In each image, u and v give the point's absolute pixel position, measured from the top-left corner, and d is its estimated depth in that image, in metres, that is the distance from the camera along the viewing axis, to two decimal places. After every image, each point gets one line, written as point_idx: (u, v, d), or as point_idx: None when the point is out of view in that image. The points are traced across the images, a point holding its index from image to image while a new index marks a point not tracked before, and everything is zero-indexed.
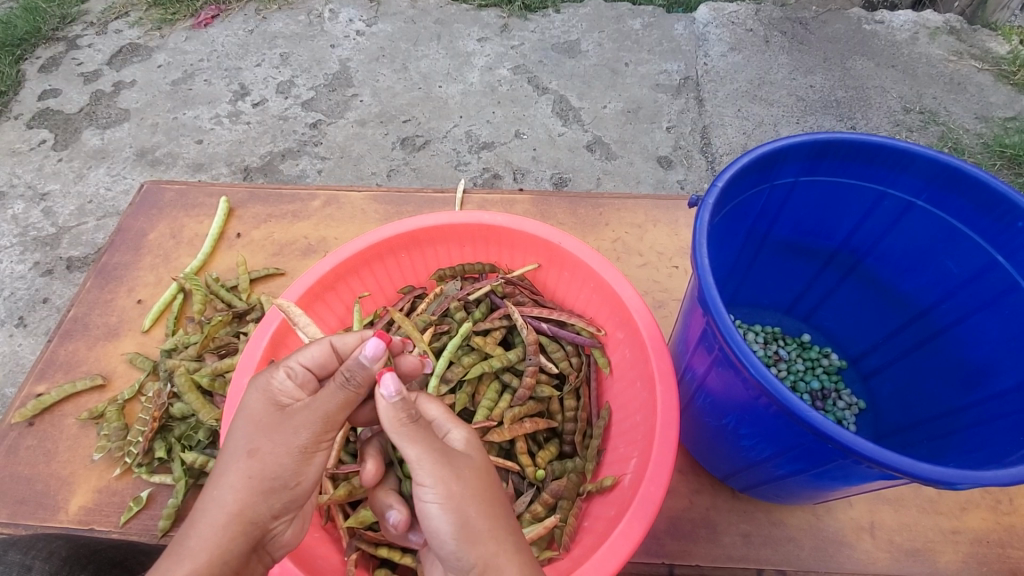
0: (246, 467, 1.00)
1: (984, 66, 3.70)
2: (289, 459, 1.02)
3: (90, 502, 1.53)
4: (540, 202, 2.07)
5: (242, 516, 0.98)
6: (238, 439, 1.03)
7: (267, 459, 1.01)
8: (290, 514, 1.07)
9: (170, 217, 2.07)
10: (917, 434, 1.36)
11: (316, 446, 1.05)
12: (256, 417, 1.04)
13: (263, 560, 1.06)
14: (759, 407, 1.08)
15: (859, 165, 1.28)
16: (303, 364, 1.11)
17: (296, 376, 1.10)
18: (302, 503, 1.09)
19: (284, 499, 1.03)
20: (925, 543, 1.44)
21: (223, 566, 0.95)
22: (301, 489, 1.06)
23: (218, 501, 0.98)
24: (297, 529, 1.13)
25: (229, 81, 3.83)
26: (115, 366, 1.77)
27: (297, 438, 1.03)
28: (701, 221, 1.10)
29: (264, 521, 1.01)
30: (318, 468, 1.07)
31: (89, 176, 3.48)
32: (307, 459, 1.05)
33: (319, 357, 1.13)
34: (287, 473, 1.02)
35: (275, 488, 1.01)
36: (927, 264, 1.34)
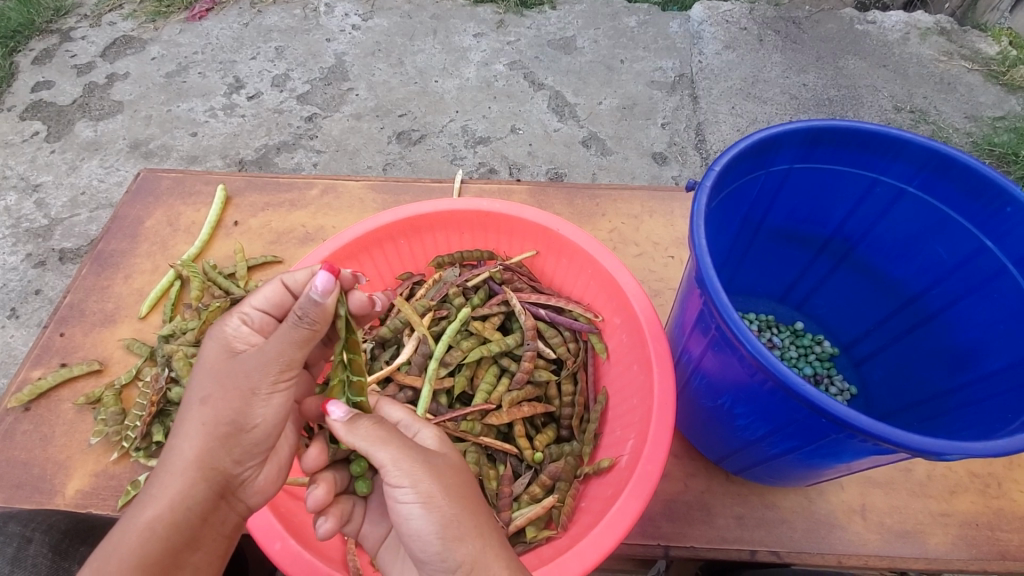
0: (202, 415, 1.05)
1: (974, 66, 3.75)
2: (241, 404, 1.06)
3: (87, 486, 1.53)
4: (538, 193, 2.08)
5: (199, 459, 1.04)
6: (196, 389, 1.08)
7: (220, 405, 1.05)
8: (255, 460, 1.11)
9: (167, 205, 2.07)
10: (908, 417, 1.39)
11: (268, 388, 1.07)
12: (212, 365, 1.10)
13: (238, 506, 1.11)
14: (755, 385, 1.11)
15: (853, 152, 1.30)
16: (258, 308, 1.17)
17: (251, 320, 1.16)
18: (266, 449, 1.13)
19: (243, 445, 1.08)
20: (915, 525, 1.47)
21: (186, 511, 1.03)
22: (261, 433, 1.09)
23: (178, 451, 1.05)
24: (272, 473, 1.17)
25: (223, 73, 3.81)
26: (111, 352, 1.77)
27: (245, 380, 1.06)
28: (699, 204, 1.12)
29: (225, 467, 1.07)
30: (276, 411, 1.10)
31: (81, 168, 3.46)
32: (259, 401, 1.07)
33: (273, 299, 1.19)
34: (240, 418, 1.06)
35: (230, 434, 1.06)
36: (918, 250, 1.37)
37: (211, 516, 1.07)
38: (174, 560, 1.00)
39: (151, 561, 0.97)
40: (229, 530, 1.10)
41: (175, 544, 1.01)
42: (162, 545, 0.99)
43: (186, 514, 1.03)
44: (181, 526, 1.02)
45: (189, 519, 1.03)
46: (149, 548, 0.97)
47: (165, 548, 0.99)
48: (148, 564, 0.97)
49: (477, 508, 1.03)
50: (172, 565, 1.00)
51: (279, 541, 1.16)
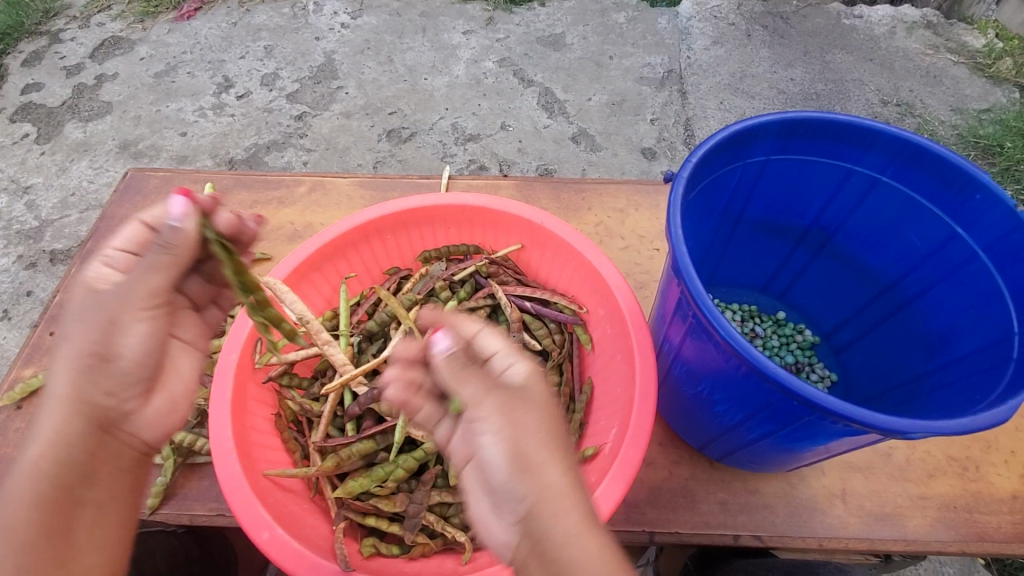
0: (70, 352, 1.10)
1: (959, 59, 3.80)
2: (100, 334, 1.10)
3: None
4: (525, 188, 2.10)
5: (74, 393, 1.09)
6: (63, 328, 1.12)
7: (82, 337, 1.10)
8: (135, 393, 1.16)
9: (155, 204, 2.07)
10: (886, 402, 1.42)
11: (128, 316, 1.11)
12: (76, 306, 1.13)
13: (131, 441, 1.16)
14: (732, 370, 1.13)
15: (827, 143, 1.33)
16: (121, 250, 1.16)
17: (113, 263, 1.15)
18: (144, 382, 1.17)
19: (114, 378, 1.13)
20: (894, 508, 1.51)
21: (70, 448, 1.09)
22: (131, 364, 1.14)
23: (52, 389, 1.10)
24: (163, 407, 1.21)
25: (213, 73, 3.81)
26: None
27: (105, 309, 1.10)
28: (675, 195, 1.15)
29: (99, 401, 1.11)
30: (141, 340, 1.14)
31: (71, 169, 3.45)
32: (121, 330, 1.11)
33: (137, 239, 1.16)
34: (102, 347, 1.10)
35: (96, 366, 1.10)
36: (893, 239, 1.40)
37: (101, 451, 1.12)
38: (71, 495, 1.08)
39: (48, 498, 1.06)
40: (131, 463, 1.17)
41: (68, 480, 1.08)
42: (55, 483, 1.07)
43: (72, 450, 1.09)
44: (71, 462, 1.08)
45: (77, 457, 1.09)
46: (39, 485, 1.06)
47: (58, 485, 1.07)
48: (44, 501, 1.05)
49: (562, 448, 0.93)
50: (73, 500, 1.08)
51: (267, 530, 1.15)
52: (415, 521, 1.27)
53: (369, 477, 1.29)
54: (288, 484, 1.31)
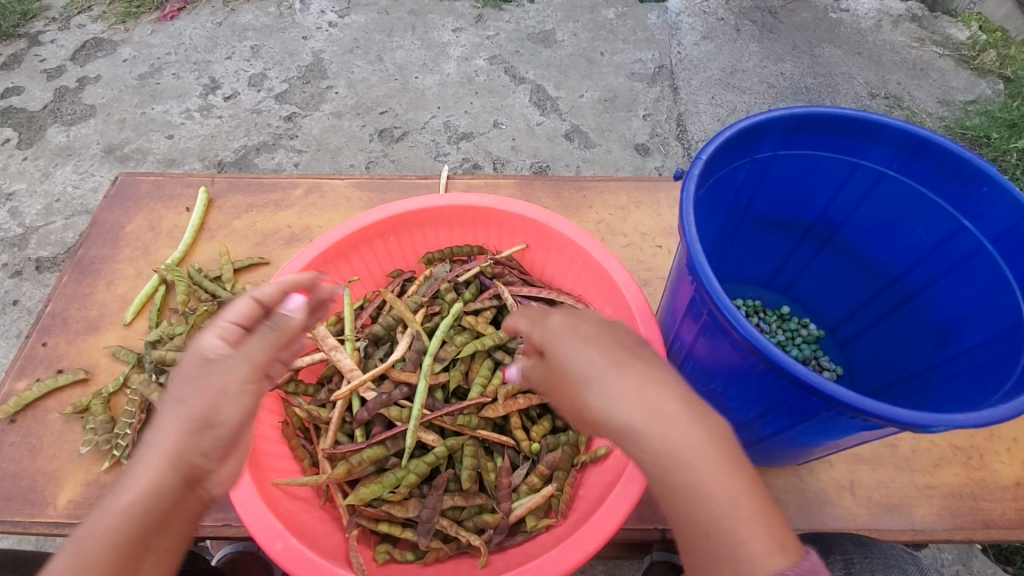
0: (173, 412, 1.02)
1: (944, 52, 3.84)
2: (212, 399, 1.03)
3: (79, 496, 1.50)
4: (524, 186, 2.08)
5: (173, 451, 0.99)
6: (172, 390, 1.06)
7: (196, 401, 1.03)
8: (224, 457, 1.05)
9: (147, 209, 2.03)
10: (894, 394, 1.43)
11: (238, 386, 1.05)
12: (185, 370, 1.08)
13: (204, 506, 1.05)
14: (748, 367, 1.12)
15: (833, 138, 1.33)
16: (234, 323, 1.18)
17: (225, 334, 1.16)
18: (237, 443, 1.07)
19: (209, 440, 1.03)
20: (902, 498, 1.51)
21: (152, 498, 0.97)
22: (228, 429, 1.04)
23: (150, 440, 1.01)
24: (237, 469, 1.09)
25: (199, 74, 3.74)
26: (97, 360, 1.73)
27: (242, 374, 1.07)
28: (687, 193, 1.14)
29: (193, 461, 1.01)
30: (246, 407, 1.06)
31: (55, 174, 3.37)
32: (230, 398, 1.05)
33: (245, 314, 1.19)
34: (209, 411, 1.03)
35: (200, 429, 1.02)
36: (898, 232, 1.41)
37: (182, 504, 1.00)
38: (140, 543, 0.95)
39: (124, 541, 0.94)
40: (194, 520, 1.02)
41: (143, 528, 0.96)
42: (134, 526, 0.95)
43: (151, 507, 0.97)
44: (150, 509, 0.97)
45: (158, 505, 0.97)
46: (120, 527, 0.94)
47: (133, 530, 0.95)
48: (121, 542, 0.94)
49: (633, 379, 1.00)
50: (138, 546, 0.95)
51: (281, 541, 1.13)
52: (429, 526, 1.25)
53: (381, 484, 1.27)
54: (296, 493, 1.29)
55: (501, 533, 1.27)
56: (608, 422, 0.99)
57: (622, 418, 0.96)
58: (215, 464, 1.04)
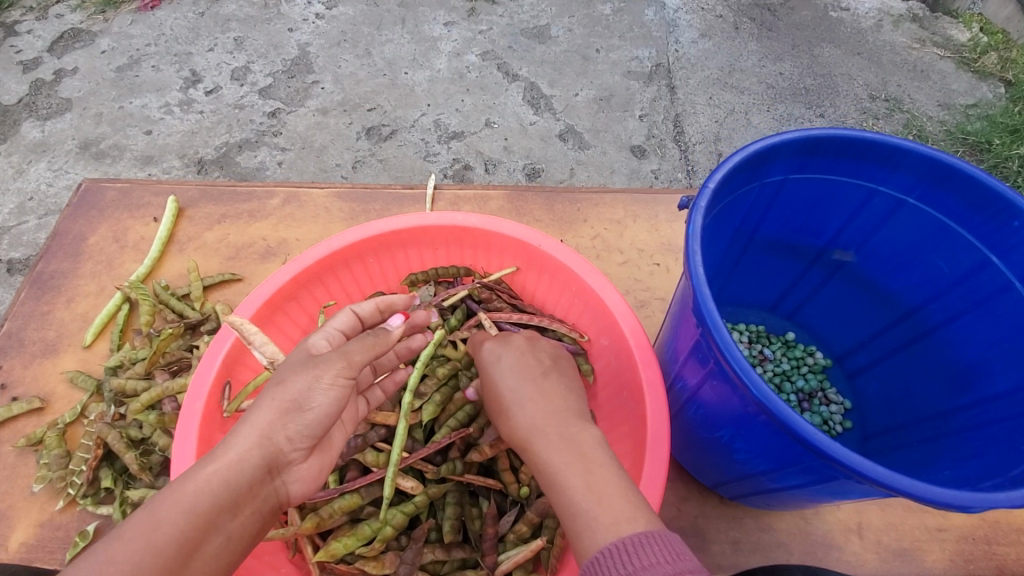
0: (271, 393, 0.99)
1: (945, 53, 3.74)
2: (307, 383, 0.99)
3: (31, 538, 1.38)
4: (515, 198, 1.96)
5: (263, 431, 0.96)
6: (276, 372, 1.04)
7: (291, 383, 0.99)
8: (306, 444, 1.02)
9: (112, 219, 1.89)
10: (908, 436, 1.34)
11: (331, 377, 1.01)
12: (290, 362, 1.05)
13: (276, 493, 1.00)
14: (758, 422, 1.02)
15: (851, 161, 1.23)
16: (338, 329, 1.12)
17: (331, 337, 1.11)
18: (320, 436, 1.04)
19: (299, 424, 0.99)
20: (912, 542, 1.42)
21: (237, 475, 0.92)
22: (318, 418, 1.01)
23: (248, 417, 0.97)
24: (315, 469, 1.06)
25: (179, 67, 3.57)
26: (54, 387, 1.60)
27: (331, 363, 1.01)
28: (694, 225, 1.02)
29: (279, 443, 0.97)
30: (334, 400, 1.02)
31: (28, 172, 3.20)
32: (322, 387, 1.00)
33: (350, 323, 1.14)
34: (303, 395, 0.99)
35: (291, 412, 0.98)
36: (917, 263, 1.31)
37: (258, 490, 0.95)
38: (211, 521, 0.88)
39: (198, 514, 0.86)
40: (265, 512, 0.97)
41: (221, 507, 0.89)
42: (212, 501, 0.89)
43: (234, 482, 0.92)
44: (230, 487, 0.91)
45: (238, 485, 0.92)
46: (201, 498, 0.88)
47: (212, 505, 0.88)
48: (196, 515, 0.86)
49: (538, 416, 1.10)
50: (210, 527, 0.87)
51: None
52: None
53: (356, 537, 1.17)
54: (265, 547, 1.19)
55: None
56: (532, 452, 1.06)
57: (523, 421, 1.09)
58: (298, 454, 1.01)
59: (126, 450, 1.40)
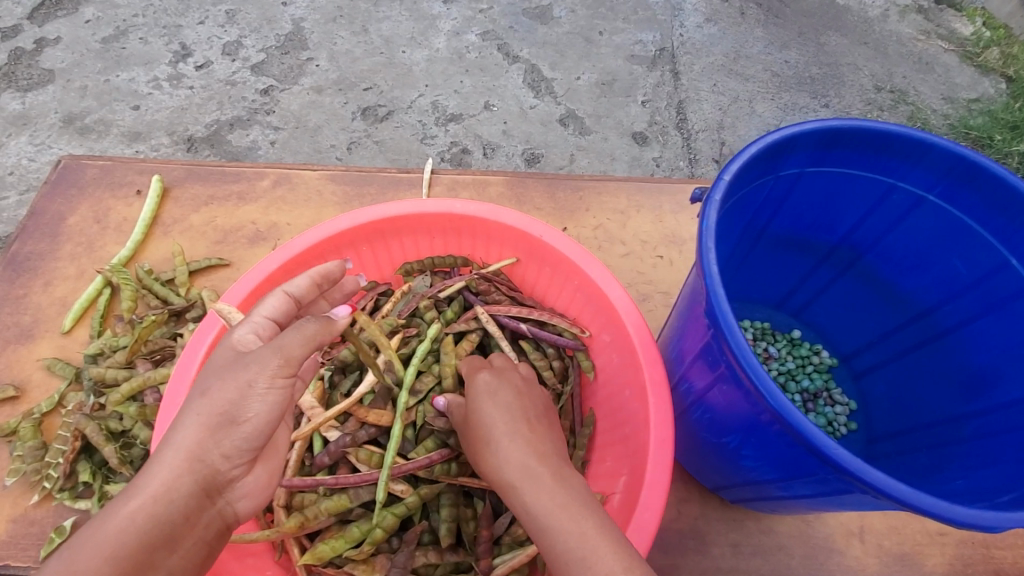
0: (196, 408, 0.92)
1: (950, 46, 3.65)
2: (237, 394, 0.92)
3: (4, 534, 1.33)
4: (515, 184, 1.89)
5: (193, 452, 0.90)
6: (199, 380, 0.96)
7: (217, 395, 0.92)
8: (247, 457, 0.96)
9: (93, 198, 1.80)
10: (915, 442, 1.30)
11: (264, 380, 0.93)
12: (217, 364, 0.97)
13: (222, 511, 0.95)
14: (768, 430, 0.98)
15: (870, 155, 1.18)
16: (268, 318, 1.04)
17: (260, 328, 1.02)
18: (261, 446, 0.98)
19: (235, 438, 0.93)
20: (913, 547, 1.38)
21: (168, 506, 0.88)
22: (255, 429, 0.95)
23: (172, 438, 0.91)
24: (263, 481, 1.02)
25: (167, 39, 3.44)
26: (30, 374, 1.54)
27: (257, 367, 0.93)
28: (707, 220, 0.97)
29: (213, 462, 0.92)
30: (270, 406, 0.95)
31: (9, 145, 3.08)
32: (256, 395, 0.93)
33: (282, 308, 1.06)
34: (233, 408, 0.92)
35: (222, 428, 0.92)
36: (933, 263, 1.27)
37: (195, 517, 0.90)
38: (147, 559, 0.84)
39: (126, 555, 0.82)
40: (211, 537, 0.94)
41: (154, 543, 0.85)
42: (142, 538, 0.84)
43: (169, 511, 0.87)
44: (160, 519, 0.86)
45: (171, 516, 0.87)
46: (128, 537, 0.83)
47: (142, 542, 0.84)
48: (124, 558, 0.82)
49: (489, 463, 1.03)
50: (145, 566, 0.84)
51: None
52: None
53: (343, 539, 1.12)
54: (249, 550, 1.15)
55: None
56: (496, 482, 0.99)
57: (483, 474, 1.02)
58: (241, 468, 0.97)
59: (105, 443, 1.35)
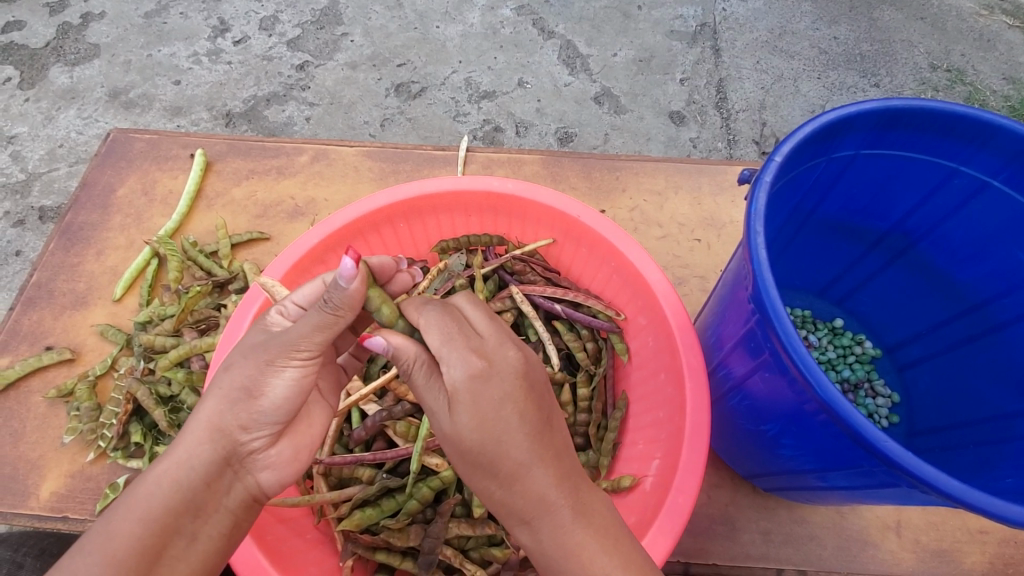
0: (219, 381, 0.92)
1: (1014, 22, 3.42)
2: (254, 369, 0.90)
3: (62, 488, 1.41)
4: (551, 163, 1.86)
5: (213, 423, 0.90)
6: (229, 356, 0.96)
7: (237, 369, 0.91)
8: (268, 430, 0.94)
9: (141, 170, 1.86)
10: (962, 437, 1.25)
11: (282, 356, 0.90)
12: (244, 344, 0.96)
13: (246, 481, 0.94)
14: (813, 419, 0.97)
15: (931, 136, 1.14)
16: (298, 301, 1.02)
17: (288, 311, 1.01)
18: (283, 418, 0.95)
19: (254, 411, 0.91)
20: (952, 543, 1.34)
21: (190, 472, 0.88)
22: (275, 401, 0.92)
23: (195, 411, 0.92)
24: (287, 455, 0.99)
25: (207, 15, 3.47)
26: (84, 339, 1.61)
27: (273, 345, 0.90)
28: (757, 202, 0.95)
29: (232, 432, 0.91)
30: (290, 383, 0.92)
31: (58, 119, 3.17)
32: (274, 370, 0.91)
33: (312, 294, 1.02)
34: (251, 382, 0.90)
35: (242, 401, 0.91)
36: (993, 251, 1.22)
37: (216, 484, 0.90)
38: (171, 522, 0.85)
39: (152, 516, 0.84)
40: (236, 509, 0.94)
41: (177, 507, 0.86)
42: (165, 503, 0.85)
43: (192, 479, 0.88)
44: (181, 485, 0.87)
45: (191, 483, 0.88)
46: (153, 500, 0.85)
47: (166, 506, 0.85)
48: (150, 519, 0.84)
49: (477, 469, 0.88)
50: (168, 530, 0.85)
51: None
52: (430, 559, 1.13)
53: (379, 509, 1.17)
54: (289, 515, 1.20)
55: (511, 569, 1.17)
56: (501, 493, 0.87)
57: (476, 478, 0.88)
58: (263, 441, 0.95)
59: (155, 407, 1.42)
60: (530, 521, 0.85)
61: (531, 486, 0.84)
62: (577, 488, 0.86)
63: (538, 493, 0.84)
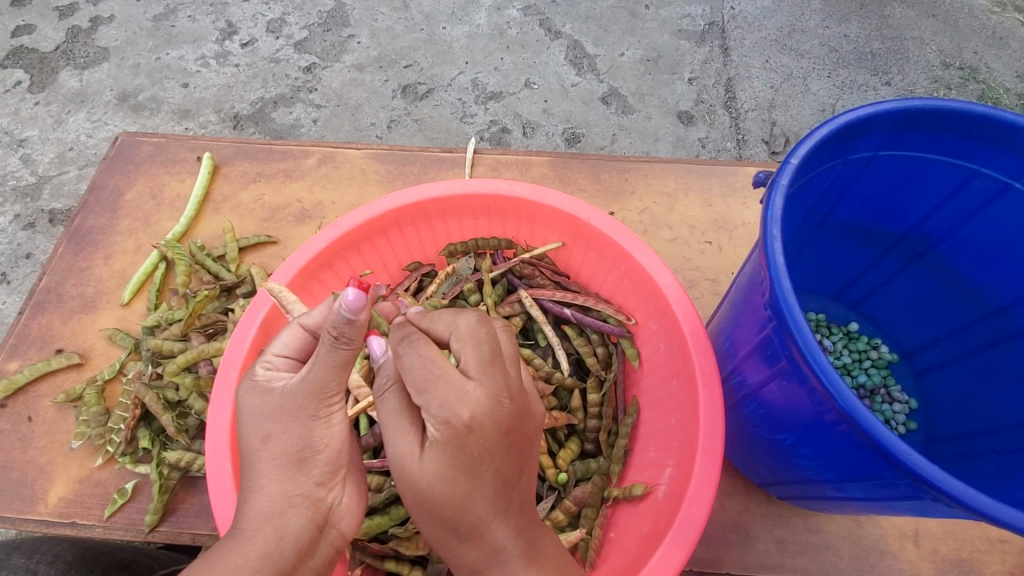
0: (265, 455, 0.90)
1: None
2: (303, 430, 0.90)
3: (71, 493, 1.41)
4: (560, 165, 1.84)
5: (285, 491, 0.89)
6: (246, 428, 0.91)
7: (283, 436, 0.90)
8: (339, 478, 0.96)
9: (149, 174, 1.86)
10: (980, 445, 1.22)
11: (326, 409, 0.92)
12: (258, 413, 0.91)
13: (330, 534, 0.94)
14: (831, 429, 0.95)
15: (952, 138, 1.11)
16: (282, 353, 0.96)
17: (277, 365, 0.96)
18: (343, 462, 0.97)
19: (318, 465, 0.92)
20: (972, 553, 1.31)
21: (281, 543, 0.86)
22: (333, 449, 0.94)
23: (252, 488, 0.89)
24: (356, 495, 1.00)
25: (215, 17, 3.48)
26: (93, 343, 1.61)
27: (308, 401, 0.90)
28: (773, 206, 0.93)
29: (307, 492, 0.91)
30: (343, 428, 0.95)
31: (68, 122, 3.19)
32: (321, 423, 0.92)
33: (297, 342, 0.97)
34: (305, 441, 0.91)
35: (303, 464, 0.91)
36: (1013, 256, 1.19)
37: (310, 546, 0.90)
38: None
39: None
40: (321, 565, 0.93)
41: None
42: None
43: (281, 546, 0.86)
44: (272, 554, 0.85)
45: (284, 550, 0.86)
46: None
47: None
48: None
49: (439, 517, 0.85)
50: None
51: None
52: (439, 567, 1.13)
53: (389, 517, 1.18)
54: None
55: None
56: (459, 544, 0.86)
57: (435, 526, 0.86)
58: (336, 490, 0.96)
59: (163, 411, 1.41)
60: (481, 570, 0.87)
61: (490, 539, 0.84)
62: (533, 537, 0.88)
63: (498, 546, 0.85)
